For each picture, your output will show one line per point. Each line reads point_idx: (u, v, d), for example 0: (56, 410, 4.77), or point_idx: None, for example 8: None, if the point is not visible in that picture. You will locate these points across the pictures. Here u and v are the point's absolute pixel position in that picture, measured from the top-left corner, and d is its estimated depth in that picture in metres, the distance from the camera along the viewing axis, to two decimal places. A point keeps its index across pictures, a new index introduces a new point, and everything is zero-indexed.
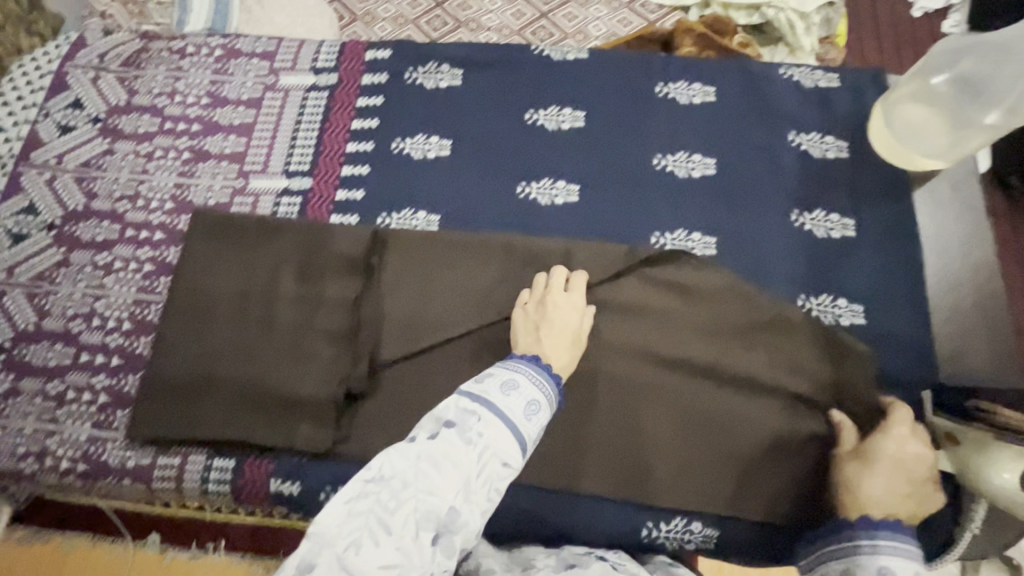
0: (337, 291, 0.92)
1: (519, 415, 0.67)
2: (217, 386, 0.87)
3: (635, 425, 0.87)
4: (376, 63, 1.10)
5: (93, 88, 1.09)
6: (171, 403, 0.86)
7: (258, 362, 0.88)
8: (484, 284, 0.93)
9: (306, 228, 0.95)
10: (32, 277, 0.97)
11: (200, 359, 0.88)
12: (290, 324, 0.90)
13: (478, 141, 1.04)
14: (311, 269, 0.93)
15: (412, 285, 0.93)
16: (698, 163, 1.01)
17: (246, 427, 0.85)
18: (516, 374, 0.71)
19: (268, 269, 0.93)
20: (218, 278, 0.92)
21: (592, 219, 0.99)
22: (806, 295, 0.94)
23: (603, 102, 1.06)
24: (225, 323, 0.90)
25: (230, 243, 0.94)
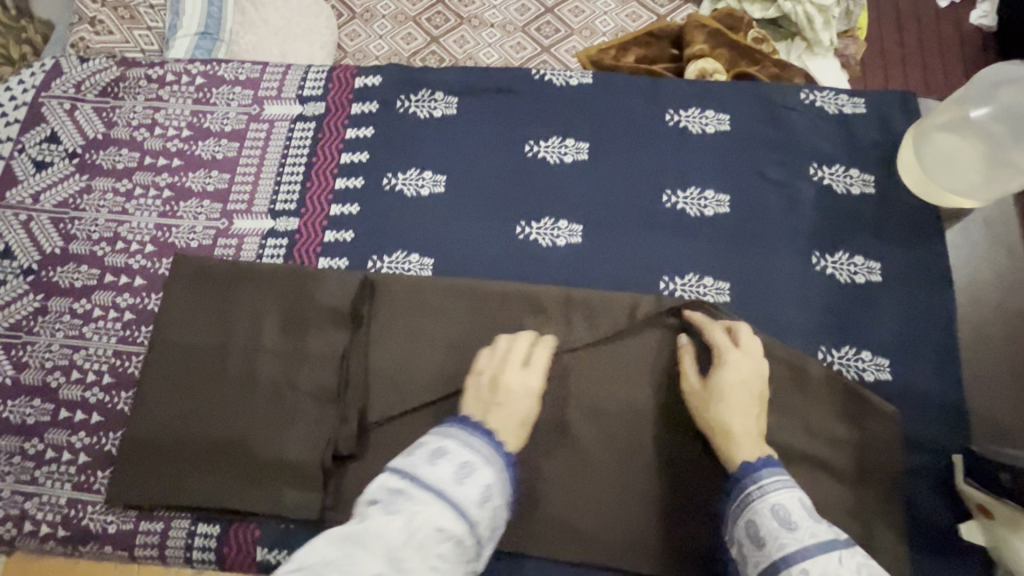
0: (321, 345, 0.88)
1: (477, 502, 0.63)
2: (201, 448, 0.84)
3: (638, 491, 0.82)
4: (366, 90, 1.02)
5: (69, 121, 1.04)
6: (154, 465, 0.84)
7: (242, 423, 0.85)
8: (479, 337, 0.87)
9: (291, 277, 0.90)
10: (8, 327, 0.93)
11: (183, 419, 0.85)
12: (274, 381, 0.87)
13: (475, 175, 0.97)
14: (296, 321, 0.89)
15: (399, 341, 0.88)
16: (711, 200, 0.94)
17: (232, 492, 0.82)
18: (469, 454, 0.67)
19: (249, 323, 0.89)
20: (199, 332, 0.89)
21: (596, 263, 0.92)
22: (826, 348, 0.87)
23: (609, 132, 0.98)
24: (207, 383, 0.87)
25: (209, 295, 0.90)
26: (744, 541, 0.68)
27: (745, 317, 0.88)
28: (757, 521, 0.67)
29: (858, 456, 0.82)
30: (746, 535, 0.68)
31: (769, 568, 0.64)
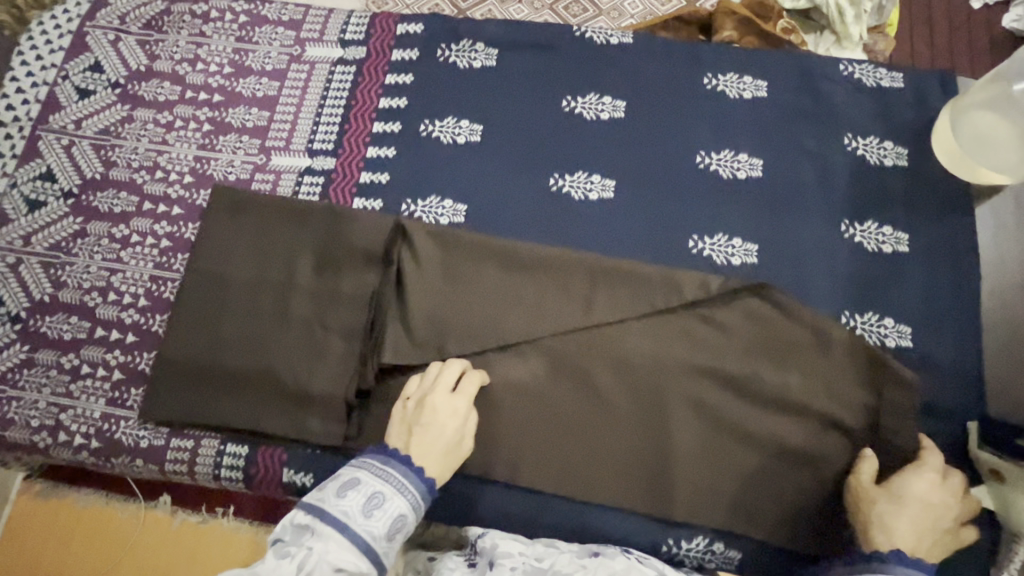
0: (353, 284, 0.90)
1: (376, 535, 0.67)
2: (236, 375, 0.86)
3: (659, 444, 0.85)
4: (408, 37, 1.03)
5: (113, 51, 1.05)
6: (185, 386, 0.86)
7: (275, 354, 0.87)
8: (511, 285, 0.90)
9: (327, 214, 0.92)
10: (48, 247, 0.95)
11: (216, 344, 0.87)
12: (306, 316, 0.88)
13: (512, 127, 0.99)
14: (329, 258, 0.90)
15: (428, 283, 0.89)
16: (744, 162, 0.96)
17: (265, 417, 0.85)
18: (390, 487, 0.70)
19: (284, 260, 0.90)
20: (235, 262, 0.90)
21: (627, 219, 0.94)
22: (850, 312, 0.89)
23: (646, 93, 0.99)
24: (241, 314, 0.88)
25: (247, 228, 0.92)
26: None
27: (771, 279, 0.90)
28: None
29: (870, 417, 0.85)
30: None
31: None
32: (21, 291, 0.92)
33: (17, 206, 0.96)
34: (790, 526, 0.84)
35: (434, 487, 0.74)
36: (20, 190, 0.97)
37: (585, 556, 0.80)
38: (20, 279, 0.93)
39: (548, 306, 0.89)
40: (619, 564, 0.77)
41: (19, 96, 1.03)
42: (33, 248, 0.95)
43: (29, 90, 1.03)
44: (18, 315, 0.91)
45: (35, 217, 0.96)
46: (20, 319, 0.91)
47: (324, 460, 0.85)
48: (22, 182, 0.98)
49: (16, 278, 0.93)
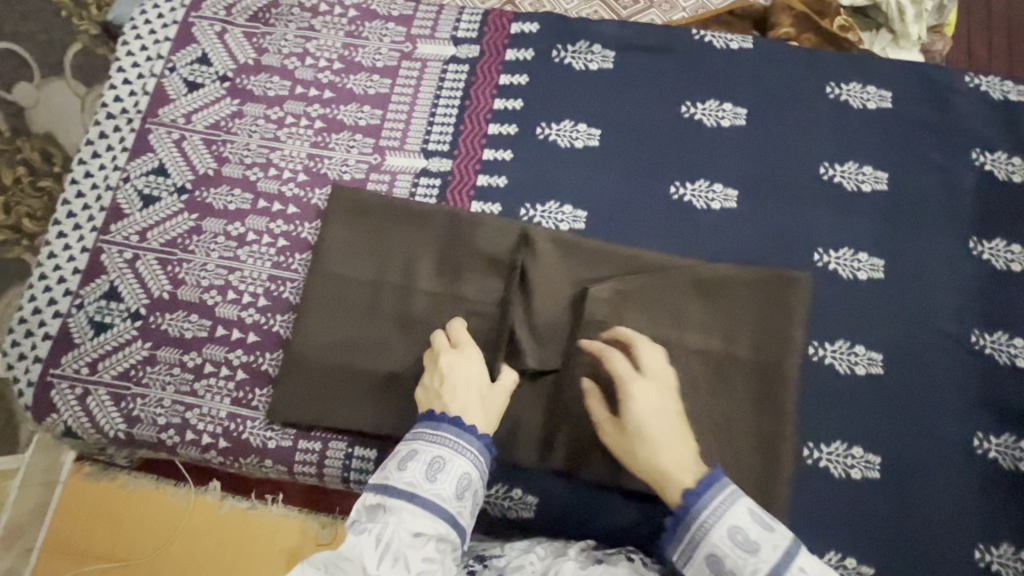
0: (478, 290, 0.89)
1: (446, 497, 0.65)
2: (364, 380, 0.86)
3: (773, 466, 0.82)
4: (522, 37, 1.01)
5: (220, 43, 1.03)
6: (312, 386, 0.85)
7: (402, 360, 0.86)
8: (645, 294, 0.86)
9: (450, 217, 0.91)
10: (164, 244, 0.94)
11: (343, 345, 0.86)
12: (432, 322, 0.87)
13: (629, 133, 0.97)
14: (454, 263, 0.90)
15: (553, 294, 0.87)
16: (869, 175, 0.94)
17: (396, 423, 0.84)
18: (447, 450, 0.68)
19: (407, 264, 0.89)
20: (359, 263, 0.89)
21: (750, 230, 0.93)
22: (979, 331, 0.88)
23: (766, 100, 0.97)
24: (366, 319, 0.87)
25: (371, 231, 0.91)
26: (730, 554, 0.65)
27: (899, 294, 0.89)
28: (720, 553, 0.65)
29: (1004, 438, 0.84)
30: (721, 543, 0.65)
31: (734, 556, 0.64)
32: (139, 287, 0.92)
33: (131, 200, 0.96)
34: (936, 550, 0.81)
35: (489, 444, 0.72)
36: (133, 184, 0.97)
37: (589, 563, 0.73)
38: (138, 275, 0.93)
39: (681, 320, 0.86)
40: (623, 569, 0.71)
41: (126, 87, 1.01)
42: (149, 244, 0.94)
43: (136, 82, 1.01)
44: (137, 312, 0.91)
45: (149, 212, 0.95)
46: (139, 316, 0.91)
47: None
48: (134, 175, 0.97)
49: (134, 275, 0.93)
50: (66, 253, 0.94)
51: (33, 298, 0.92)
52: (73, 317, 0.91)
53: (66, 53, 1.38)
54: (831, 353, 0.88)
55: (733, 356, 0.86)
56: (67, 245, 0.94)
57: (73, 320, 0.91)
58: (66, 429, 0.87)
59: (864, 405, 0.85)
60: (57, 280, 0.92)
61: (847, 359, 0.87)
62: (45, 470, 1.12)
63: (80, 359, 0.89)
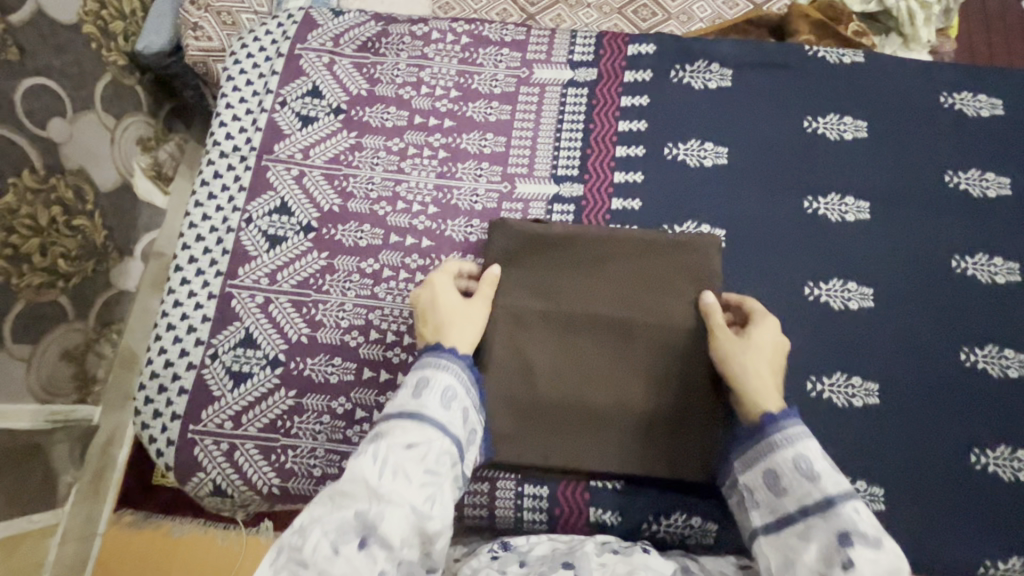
0: (643, 303, 0.85)
1: (439, 409, 0.68)
2: (571, 421, 0.82)
3: (940, 467, 0.84)
4: (639, 58, 1.02)
5: (330, 75, 1.01)
6: (511, 429, 0.81)
7: (600, 390, 0.82)
8: (797, 312, 0.91)
9: (589, 232, 0.89)
10: (295, 285, 0.90)
11: (526, 381, 0.83)
12: (610, 347, 0.84)
13: (754, 149, 0.98)
14: (616, 278, 0.86)
15: (705, 290, 0.85)
16: (992, 181, 0.96)
17: (617, 457, 0.81)
18: (430, 368, 0.71)
19: (571, 289, 0.86)
20: (522, 293, 0.86)
21: (888, 239, 0.93)
22: None
23: (883, 111, 0.99)
24: (547, 354, 0.83)
25: (524, 265, 0.87)
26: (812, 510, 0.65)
27: None
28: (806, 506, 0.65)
29: None
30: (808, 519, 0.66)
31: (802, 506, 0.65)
32: (275, 332, 0.88)
33: (257, 241, 0.92)
34: None
35: (472, 363, 0.76)
36: (257, 225, 0.93)
37: (606, 553, 0.73)
38: (272, 319, 0.89)
39: (835, 332, 0.90)
40: (637, 559, 0.71)
41: (236, 125, 0.99)
42: (280, 286, 0.90)
43: (245, 118, 0.99)
44: (276, 358, 0.87)
45: (276, 253, 0.92)
46: (278, 362, 0.87)
47: (630, 498, 0.82)
48: (257, 216, 0.93)
49: (268, 319, 0.88)
50: (192, 300, 0.89)
51: (163, 350, 0.88)
52: (208, 368, 0.86)
53: (95, 82, 1.20)
54: (982, 357, 0.88)
55: (892, 367, 0.88)
56: (191, 292, 0.90)
57: (208, 371, 0.86)
58: (214, 486, 0.84)
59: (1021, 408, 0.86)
60: (186, 330, 0.88)
61: (999, 362, 0.88)
62: (79, 528, 1.23)
63: (222, 413, 0.84)
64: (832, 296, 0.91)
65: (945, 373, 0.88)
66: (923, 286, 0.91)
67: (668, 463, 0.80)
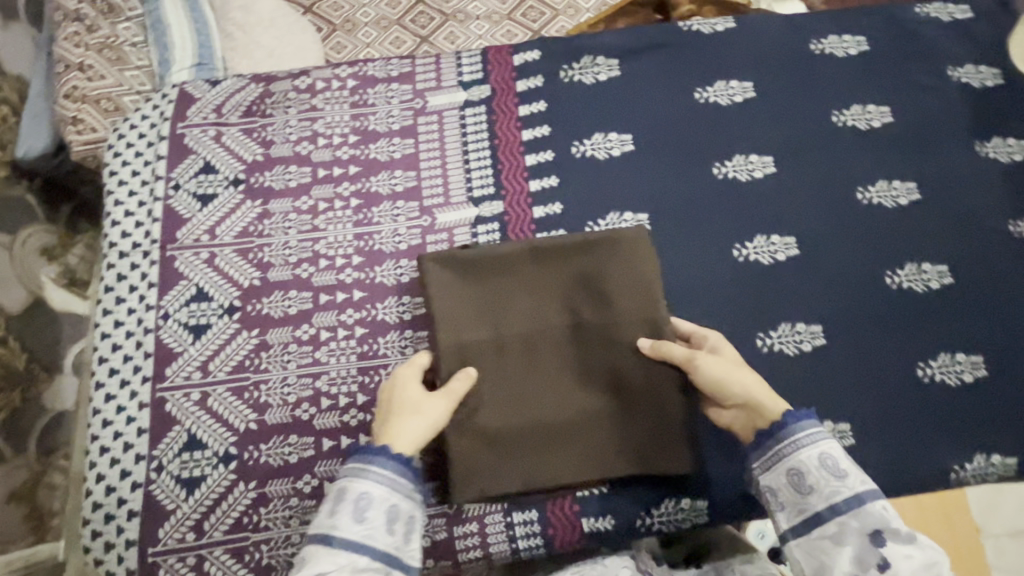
0: (584, 306, 0.86)
1: (349, 525, 0.67)
2: (554, 437, 0.81)
3: (892, 387, 0.88)
4: (527, 66, 1.03)
5: (220, 147, 0.97)
6: (497, 457, 0.80)
7: (565, 401, 0.82)
8: (730, 275, 0.93)
9: (517, 246, 0.88)
10: (230, 371, 0.86)
11: (499, 408, 0.81)
12: (564, 355, 0.84)
13: (656, 130, 1.00)
14: (555, 286, 0.87)
15: (644, 282, 0.86)
16: (874, 113, 1.02)
17: (594, 463, 0.80)
18: (344, 479, 0.70)
19: (515, 305, 0.86)
20: (464, 328, 0.84)
21: (796, 188, 0.98)
22: (1014, 219, 0.97)
23: (764, 69, 1.04)
24: (507, 378, 0.82)
25: (461, 299, 0.85)
26: (816, 475, 0.70)
27: (939, 207, 0.97)
28: (804, 469, 0.70)
29: None
30: (779, 476, 0.72)
31: (828, 508, 0.69)
32: (220, 426, 0.83)
33: (180, 336, 0.87)
34: None
35: (393, 454, 0.71)
36: (176, 319, 0.88)
37: None
38: (214, 413, 0.84)
39: (769, 286, 0.93)
40: None
41: (131, 219, 0.93)
42: (215, 377, 0.85)
43: (139, 210, 0.94)
44: (227, 453, 0.82)
45: (203, 343, 0.87)
46: (231, 457, 0.82)
47: (618, 499, 0.82)
48: (173, 309, 0.88)
49: (209, 414, 0.83)
50: (123, 414, 0.84)
51: (102, 476, 0.81)
52: (155, 482, 0.81)
53: None
54: (906, 278, 0.93)
55: (827, 306, 0.92)
56: (121, 406, 0.84)
57: (157, 486, 0.80)
58: None
59: (950, 316, 0.91)
60: (123, 448, 0.82)
61: (921, 278, 0.93)
62: None
63: (181, 525, 0.79)
64: (759, 253, 0.94)
65: (877, 300, 0.92)
66: (838, 224, 0.96)
67: (641, 455, 0.81)
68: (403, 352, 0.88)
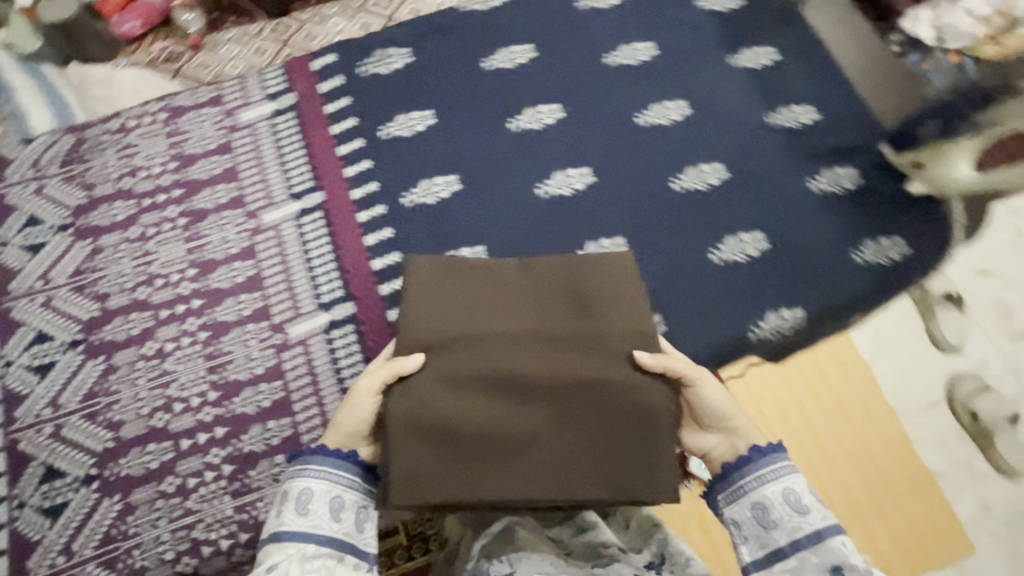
0: (565, 311, 0.78)
1: (321, 518, 0.68)
2: (504, 455, 0.71)
3: (690, 274, 0.99)
4: (327, 69, 1.13)
5: (43, 198, 1.01)
6: (450, 472, 0.71)
7: (515, 406, 0.73)
8: (538, 212, 1.03)
9: (459, 263, 0.82)
10: (81, 399, 0.89)
11: (450, 424, 0.72)
12: (537, 360, 0.74)
13: (453, 101, 1.11)
14: (507, 295, 0.80)
15: (624, 290, 0.80)
16: (640, 50, 1.16)
17: (546, 487, 0.70)
18: (294, 479, 0.70)
19: (458, 315, 0.78)
20: (452, 322, 0.77)
21: (585, 127, 1.10)
22: (769, 112, 1.11)
23: (539, 32, 1.17)
24: (470, 388, 0.74)
25: (435, 293, 0.80)
26: None
27: (706, 116, 1.10)
28: None
29: (824, 173, 1.06)
30: None
31: None
32: (77, 452, 0.86)
33: (26, 379, 0.90)
34: (828, 272, 1.00)
35: (333, 454, 0.71)
36: (20, 364, 0.91)
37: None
38: (69, 441, 0.87)
39: (572, 214, 1.03)
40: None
41: None
42: (66, 408, 0.89)
43: None
44: (88, 475, 0.85)
45: (50, 380, 0.90)
46: (92, 477, 0.85)
47: None
48: (16, 356, 0.92)
49: (64, 443, 0.87)
50: None
51: None
52: (20, 518, 0.83)
53: None
54: (687, 181, 1.05)
55: (625, 220, 1.03)
56: None
57: (22, 521, 0.83)
58: None
59: (730, 204, 1.03)
60: None
61: (699, 178, 1.06)
62: None
63: (52, 552, 0.82)
64: (559, 187, 1.05)
65: (666, 205, 1.04)
66: (623, 149, 1.08)
67: (624, 468, 0.71)
68: (247, 345, 0.93)
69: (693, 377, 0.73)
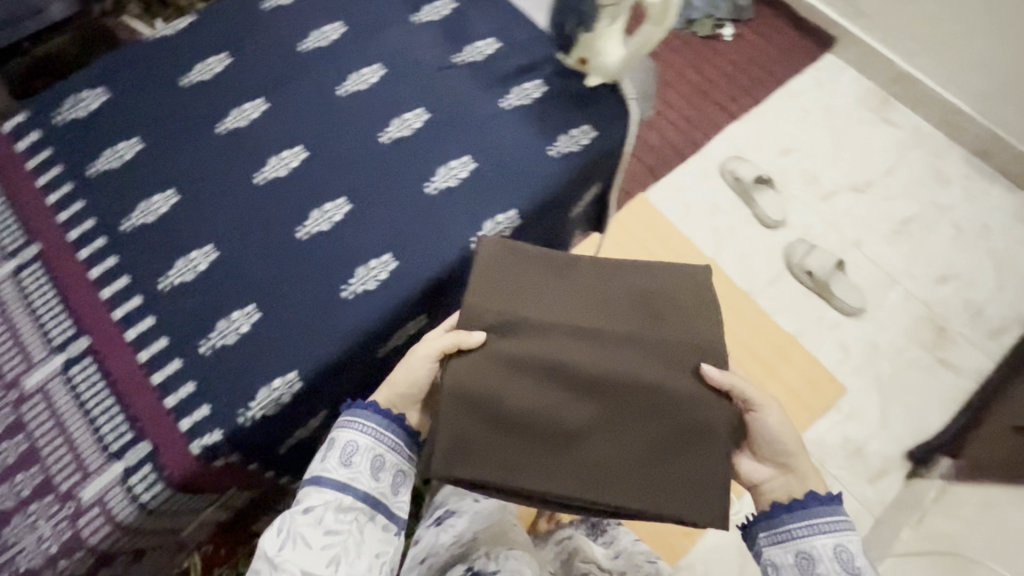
0: (633, 313, 0.87)
1: (360, 472, 0.77)
2: (553, 446, 0.79)
3: (410, 210, 1.06)
4: (22, 128, 1.12)
5: None
6: (467, 439, 0.79)
7: (566, 408, 0.80)
8: (257, 198, 1.06)
9: (498, 249, 0.93)
10: None
11: (504, 411, 0.80)
12: (609, 355, 0.82)
13: (156, 122, 1.12)
14: (576, 307, 0.88)
15: (708, 325, 0.86)
16: (330, 31, 1.21)
17: (604, 480, 0.78)
18: (343, 429, 0.79)
19: (551, 298, 0.89)
20: (534, 301, 0.88)
21: (291, 110, 1.13)
22: (456, 53, 1.20)
23: (231, 38, 1.20)
24: (526, 388, 0.81)
25: (495, 272, 0.90)
26: None
27: (400, 70, 1.17)
28: None
29: (513, 92, 1.17)
30: None
31: None
32: None
33: None
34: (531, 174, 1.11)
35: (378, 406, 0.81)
36: None
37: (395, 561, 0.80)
38: None
39: (291, 190, 1.06)
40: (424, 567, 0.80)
41: None
42: None
43: None
44: None
45: None
46: None
47: (217, 413, 0.91)
48: None
49: None
50: None
51: None
52: None
53: None
54: (394, 131, 1.12)
55: (341, 179, 1.07)
56: None
57: None
58: None
59: (436, 141, 1.11)
60: None
61: (404, 126, 1.12)
62: None
63: None
64: (274, 171, 1.08)
65: (379, 157, 1.09)
66: (331, 121, 1.12)
67: (672, 492, 0.78)
68: None
69: (757, 403, 0.81)
